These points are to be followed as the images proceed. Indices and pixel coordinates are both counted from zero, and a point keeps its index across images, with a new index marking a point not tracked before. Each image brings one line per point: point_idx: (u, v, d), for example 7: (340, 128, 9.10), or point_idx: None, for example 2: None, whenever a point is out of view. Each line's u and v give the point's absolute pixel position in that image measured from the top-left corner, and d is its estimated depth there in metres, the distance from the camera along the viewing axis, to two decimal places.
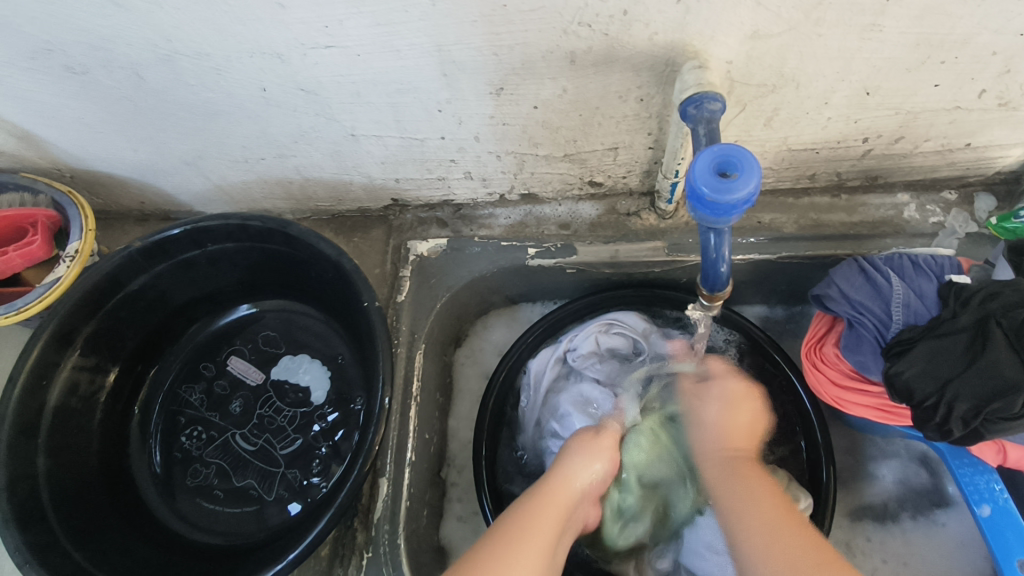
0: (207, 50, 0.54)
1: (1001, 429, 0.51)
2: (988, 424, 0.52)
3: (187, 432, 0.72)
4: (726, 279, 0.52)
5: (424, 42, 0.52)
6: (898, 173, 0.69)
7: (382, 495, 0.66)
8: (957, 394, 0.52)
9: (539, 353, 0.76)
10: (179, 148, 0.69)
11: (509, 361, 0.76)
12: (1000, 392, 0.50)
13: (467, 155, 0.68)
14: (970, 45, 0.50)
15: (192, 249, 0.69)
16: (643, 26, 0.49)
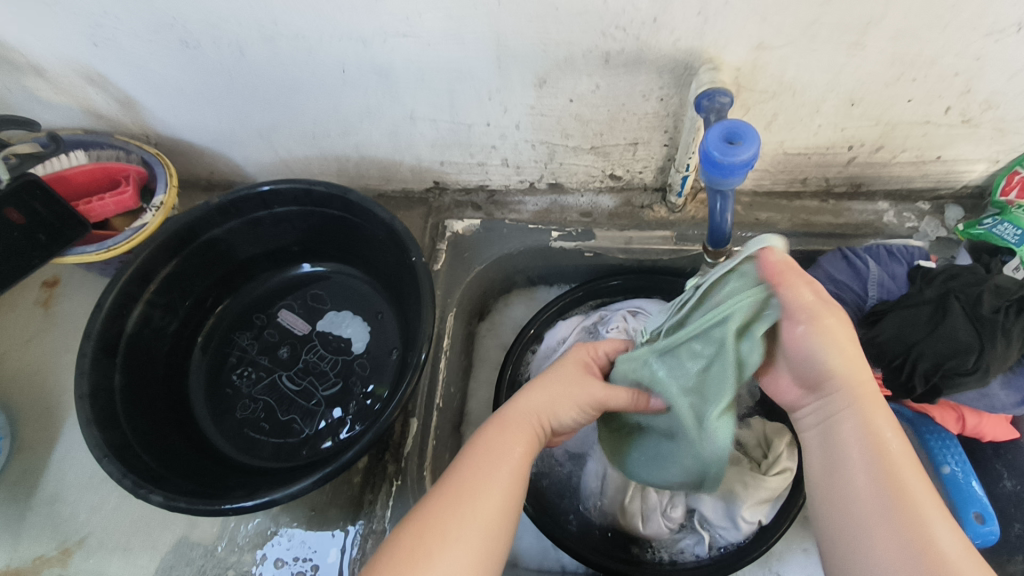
0: (305, 33, 0.65)
1: (957, 385, 0.60)
2: (946, 381, 0.60)
3: (239, 371, 0.80)
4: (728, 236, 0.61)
5: (486, 35, 0.63)
6: (878, 182, 0.79)
7: (412, 433, 0.74)
8: (921, 354, 0.61)
9: (568, 318, 0.87)
10: (258, 121, 0.79)
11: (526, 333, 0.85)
12: (954, 351, 0.59)
13: (506, 142, 0.79)
14: (937, 66, 0.61)
15: (260, 210, 0.79)
16: (668, 32, 0.60)
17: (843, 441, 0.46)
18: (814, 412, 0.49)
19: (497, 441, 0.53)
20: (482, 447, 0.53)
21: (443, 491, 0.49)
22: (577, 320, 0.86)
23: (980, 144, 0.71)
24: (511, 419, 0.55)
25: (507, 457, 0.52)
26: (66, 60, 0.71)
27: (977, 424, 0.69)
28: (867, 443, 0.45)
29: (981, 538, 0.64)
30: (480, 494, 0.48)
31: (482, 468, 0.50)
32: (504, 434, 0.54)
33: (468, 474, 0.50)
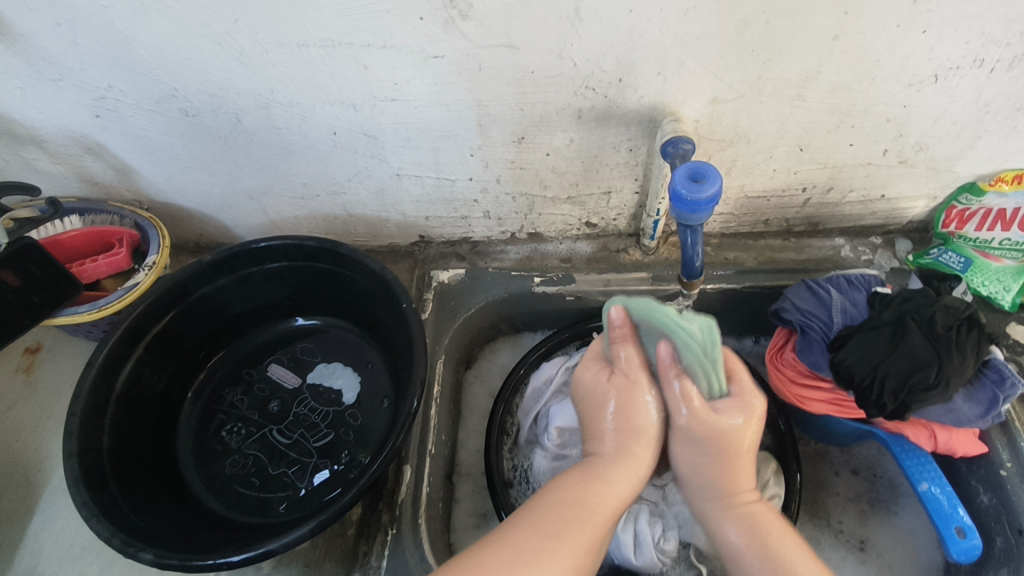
0: (300, 101, 0.70)
1: (922, 400, 0.64)
2: (913, 397, 0.64)
3: (228, 427, 0.80)
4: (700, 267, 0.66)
5: (469, 98, 0.69)
6: (833, 220, 0.86)
7: (405, 480, 0.75)
8: (886, 373, 0.65)
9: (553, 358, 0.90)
10: (250, 183, 0.83)
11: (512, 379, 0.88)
12: (917, 367, 0.64)
13: (488, 196, 0.84)
14: (870, 114, 0.68)
15: (252, 266, 0.81)
16: (633, 91, 0.67)
17: (745, 549, 0.55)
18: (718, 522, 0.58)
19: (562, 503, 0.55)
20: (546, 507, 0.55)
21: (493, 551, 0.52)
22: (561, 360, 0.88)
23: (918, 183, 0.79)
24: (587, 477, 0.57)
25: (572, 519, 0.54)
26: (67, 132, 0.74)
27: (947, 439, 0.71)
28: (769, 550, 0.54)
29: (963, 553, 0.67)
30: (530, 562, 0.51)
31: (539, 534, 0.53)
32: (574, 490, 0.56)
33: (528, 533, 0.53)
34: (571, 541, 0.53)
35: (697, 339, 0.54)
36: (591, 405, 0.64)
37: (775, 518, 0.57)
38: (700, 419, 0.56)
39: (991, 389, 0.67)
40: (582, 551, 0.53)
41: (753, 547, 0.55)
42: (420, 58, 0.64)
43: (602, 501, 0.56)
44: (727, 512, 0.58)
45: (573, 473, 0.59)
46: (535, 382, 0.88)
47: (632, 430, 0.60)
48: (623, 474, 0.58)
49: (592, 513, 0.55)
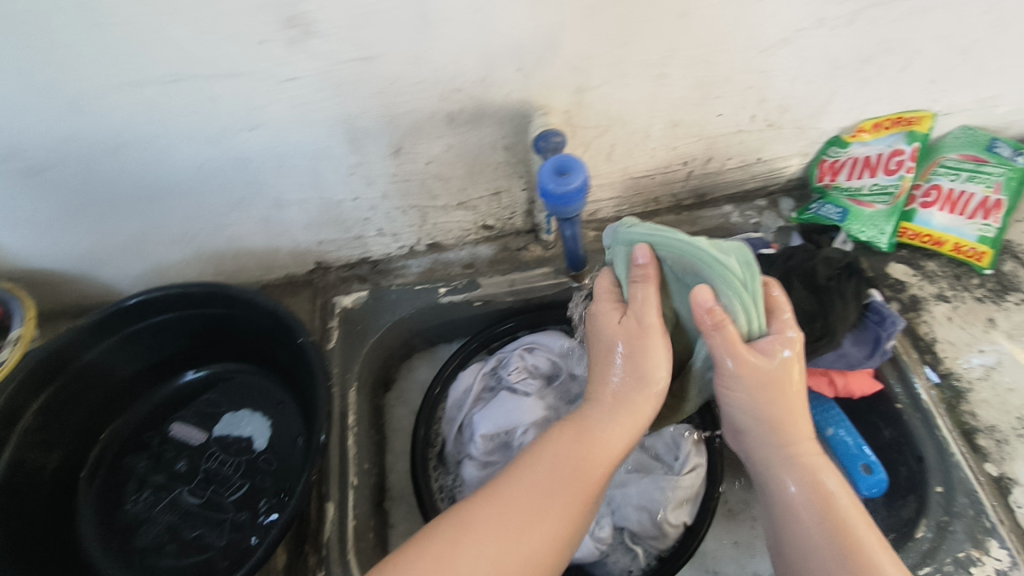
0: (152, 141, 0.65)
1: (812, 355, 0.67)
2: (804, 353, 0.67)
3: (133, 498, 0.74)
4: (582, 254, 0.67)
5: (335, 115, 0.65)
6: (719, 189, 0.89)
7: (330, 517, 0.72)
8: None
9: (468, 366, 0.89)
10: (120, 236, 0.77)
11: (426, 406, 0.85)
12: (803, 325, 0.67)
13: (378, 213, 0.81)
14: (732, 83, 0.70)
15: (135, 323, 0.75)
16: (500, 88, 0.65)
17: (803, 503, 0.56)
18: (777, 470, 0.58)
19: (552, 467, 0.57)
20: (540, 462, 0.57)
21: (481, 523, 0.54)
22: (478, 366, 0.88)
23: (789, 143, 0.82)
24: (588, 431, 0.58)
25: (565, 481, 0.56)
26: None
27: (845, 382, 0.73)
28: (825, 502, 0.55)
29: (870, 487, 0.70)
30: (518, 528, 0.54)
31: (534, 493, 0.55)
32: (574, 446, 0.57)
33: (523, 495, 0.55)
34: (557, 508, 0.55)
35: (736, 272, 0.55)
36: (598, 347, 0.61)
37: (835, 471, 0.57)
38: (750, 375, 0.55)
39: (874, 329, 0.70)
40: (568, 518, 0.55)
41: (813, 501, 0.55)
42: (272, 81, 0.61)
43: (592, 469, 0.57)
44: (789, 460, 0.57)
45: (571, 423, 0.59)
46: (455, 393, 0.87)
47: (637, 382, 0.58)
48: (619, 431, 0.57)
49: (586, 471, 0.56)
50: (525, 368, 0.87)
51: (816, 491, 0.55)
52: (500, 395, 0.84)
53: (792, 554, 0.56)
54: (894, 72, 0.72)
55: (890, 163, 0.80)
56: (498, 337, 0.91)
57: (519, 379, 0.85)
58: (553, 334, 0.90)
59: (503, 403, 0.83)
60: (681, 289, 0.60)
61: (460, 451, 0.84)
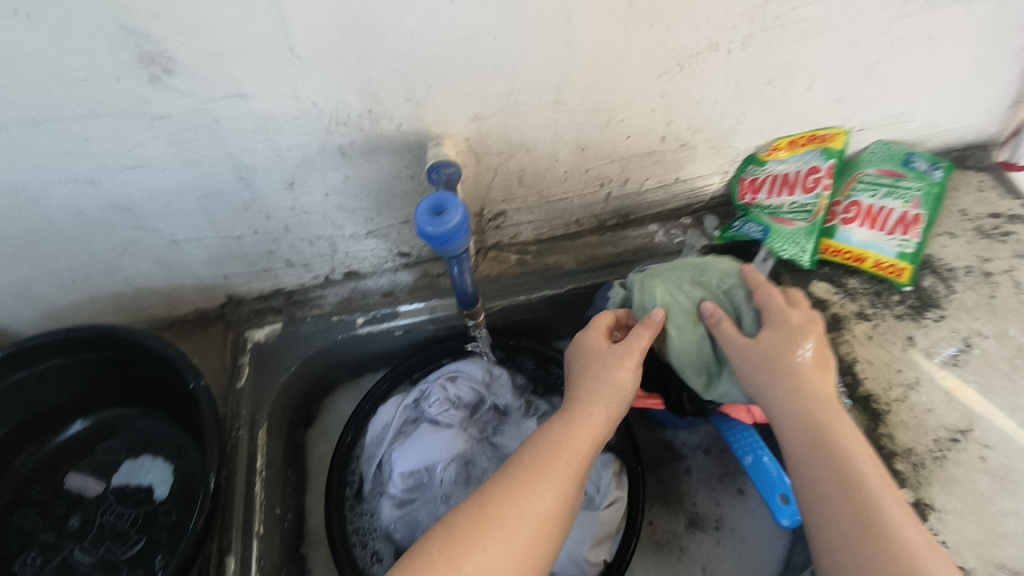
0: (18, 184, 0.61)
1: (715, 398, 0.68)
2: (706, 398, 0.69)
3: (22, 559, 0.70)
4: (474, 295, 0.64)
5: (216, 152, 0.63)
6: (642, 209, 0.87)
7: (230, 573, 0.68)
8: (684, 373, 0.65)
9: (388, 401, 0.85)
10: (3, 280, 0.73)
11: (340, 448, 0.81)
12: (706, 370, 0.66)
13: (283, 245, 0.78)
14: (635, 106, 0.68)
15: (19, 371, 0.71)
16: (389, 120, 0.63)
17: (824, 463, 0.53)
18: (794, 432, 0.55)
19: (535, 448, 0.56)
20: (527, 452, 0.55)
21: (478, 505, 0.51)
22: (399, 399, 0.85)
23: (706, 162, 0.80)
24: (575, 416, 0.57)
25: (555, 460, 0.54)
26: None
27: (764, 410, 0.72)
28: (833, 447, 0.53)
29: (791, 518, 0.68)
30: (520, 505, 0.51)
31: (527, 477, 0.53)
32: (566, 430, 0.56)
33: (515, 479, 0.53)
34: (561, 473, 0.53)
35: (722, 264, 0.69)
36: (580, 364, 0.63)
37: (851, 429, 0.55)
38: (783, 343, 0.59)
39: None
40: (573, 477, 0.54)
41: (831, 454, 0.53)
42: (139, 120, 0.57)
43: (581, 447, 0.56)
44: (809, 422, 0.55)
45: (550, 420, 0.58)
46: (373, 431, 0.84)
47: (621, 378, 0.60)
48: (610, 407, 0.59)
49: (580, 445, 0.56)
50: (447, 399, 0.83)
51: (832, 440, 0.53)
52: (419, 428, 0.81)
53: (808, 514, 0.52)
54: (799, 93, 0.71)
55: (807, 181, 0.77)
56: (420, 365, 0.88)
57: (441, 412, 0.82)
58: (474, 361, 0.87)
59: (423, 438, 0.80)
60: (692, 288, 0.67)
61: (379, 490, 0.81)
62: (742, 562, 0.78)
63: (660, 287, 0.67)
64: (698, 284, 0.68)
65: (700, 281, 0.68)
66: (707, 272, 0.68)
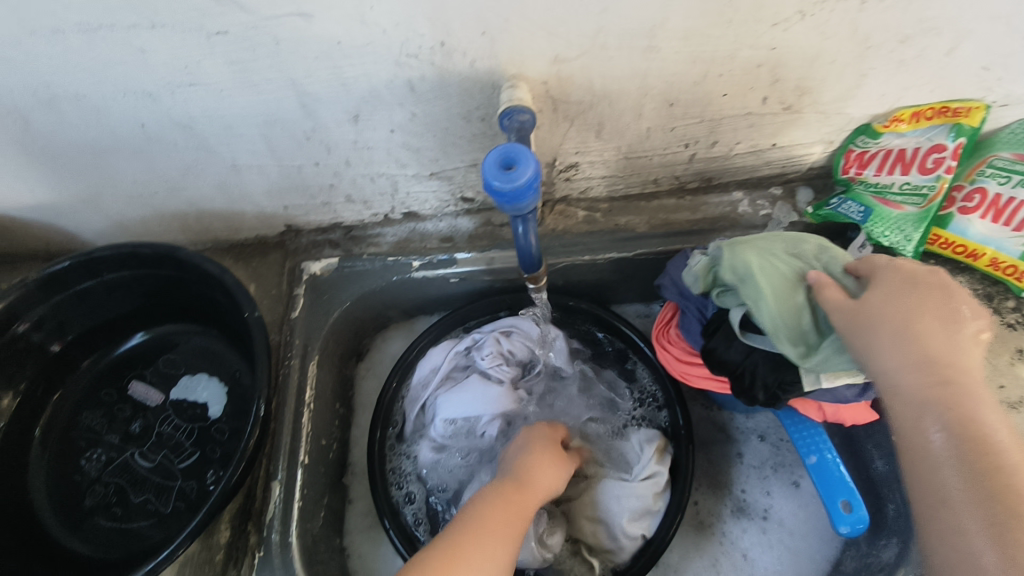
0: (84, 94, 0.60)
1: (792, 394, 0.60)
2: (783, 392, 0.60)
3: (87, 455, 0.74)
4: (538, 258, 0.60)
5: (279, 77, 0.59)
6: (728, 175, 0.79)
7: (275, 497, 0.70)
8: (756, 363, 0.60)
9: (440, 344, 0.83)
10: (74, 187, 0.74)
11: (383, 401, 0.81)
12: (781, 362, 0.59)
13: (344, 179, 0.76)
14: (737, 59, 0.60)
15: (87, 279, 0.73)
16: (461, 55, 0.58)
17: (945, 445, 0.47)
18: (915, 411, 0.49)
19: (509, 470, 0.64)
20: (480, 506, 0.58)
21: (469, 526, 0.55)
22: (451, 344, 0.83)
23: (810, 129, 0.71)
24: (521, 487, 0.61)
25: (505, 519, 0.57)
26: None
27: (835, 411, 0.66)
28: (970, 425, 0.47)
29: (850, 526, 0.64)
30: (471, 552, 0.53)
31: (479, 526, 0.55)
32: (512, 497, 0.59)
33: (466, 530, 0.55)
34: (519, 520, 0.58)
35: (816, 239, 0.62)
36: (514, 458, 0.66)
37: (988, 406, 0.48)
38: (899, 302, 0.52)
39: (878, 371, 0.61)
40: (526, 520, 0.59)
41: (963, 446, 0.46)
42: (201, 36, 0.54)
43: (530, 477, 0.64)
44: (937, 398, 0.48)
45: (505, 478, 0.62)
46: (421, 374, 0.82)
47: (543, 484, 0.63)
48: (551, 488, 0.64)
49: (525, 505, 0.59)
50: (501, 353, 0.80)
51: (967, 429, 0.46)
52: (471, 381, 0.78)
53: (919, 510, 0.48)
54: (937, 56, 0.60)
55: (926, 161, 0.68)
56: (476, 314, 0.86)
57: (493, 365, 0.79)
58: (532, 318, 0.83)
59: (472, 388, 0.77)
60: (785, 257, 0.60)
61: (421, 432, 0.81)
62: (788, 558, 0.75)
63: (752, 251, 0.60)
64: (793, 254, 0.60)
65: (793, 250, 0.61)
66: (803, 243, 0.61)
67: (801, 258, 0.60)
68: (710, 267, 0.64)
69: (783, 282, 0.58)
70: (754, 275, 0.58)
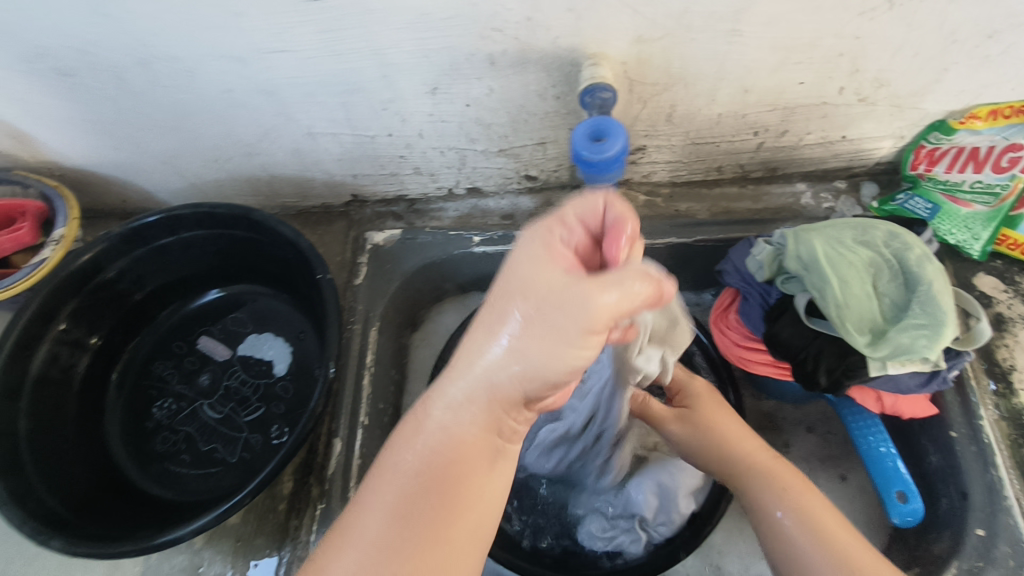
0: (180, 55, 0.62)
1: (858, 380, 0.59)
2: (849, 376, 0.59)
3: (159, 403, 0.78)
4: None
5: (366, 47, 0.61)
6: (793, 165, 0.79)
7: (336, 453, 0.73)
8: (821, 348, 0.60)
9: None
10: (157, 147, 0.77)
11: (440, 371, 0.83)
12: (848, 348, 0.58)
13: (414, 151, 0.77)
14: (819, 47, 0.60)
15: (166, 236, 0.77)
16: (544, 30, 0.58)
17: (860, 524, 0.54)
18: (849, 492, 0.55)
19: (421, 493, 0.43)
20: (398, 487, 0.44)
21: (410, 522, 0.43)
22: None
23: (883, 122, 0.71)
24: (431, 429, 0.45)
25: (438, 483, 0.44)
26: None
27: (894, 402, 0.66)
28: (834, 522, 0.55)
29: (902, 517, 0.65)
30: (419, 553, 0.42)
31: (411, 518, 0.43)
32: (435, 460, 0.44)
33: (399, 538, 0.42)
34: (467, 458, 0.44)
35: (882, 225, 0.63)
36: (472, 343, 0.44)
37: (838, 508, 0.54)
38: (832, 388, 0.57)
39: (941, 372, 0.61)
40: (496, 447, 0.46)
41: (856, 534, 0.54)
42: (298, 3, 0.55)
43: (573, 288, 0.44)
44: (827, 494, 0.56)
45: (380, 477, 0.45)
46: None
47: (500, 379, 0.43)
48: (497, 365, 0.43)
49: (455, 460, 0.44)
50: None
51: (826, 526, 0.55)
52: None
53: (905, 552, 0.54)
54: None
55: (1000, 160, 0.67)
56: None
57: None
58: None
59: None
60: (853, 244, 0.61)
61: None
62: None
63: (818, 239, 0.61)
64: (863, 242, 0.61)
65: (863, 238, 0.61)
66: (871, 230, 0.61)
67: (869, 245, 0.61)
68: (773, 254, 0.65)
69: (856, 271, 0.59)
70: (821, 263, 0.59)
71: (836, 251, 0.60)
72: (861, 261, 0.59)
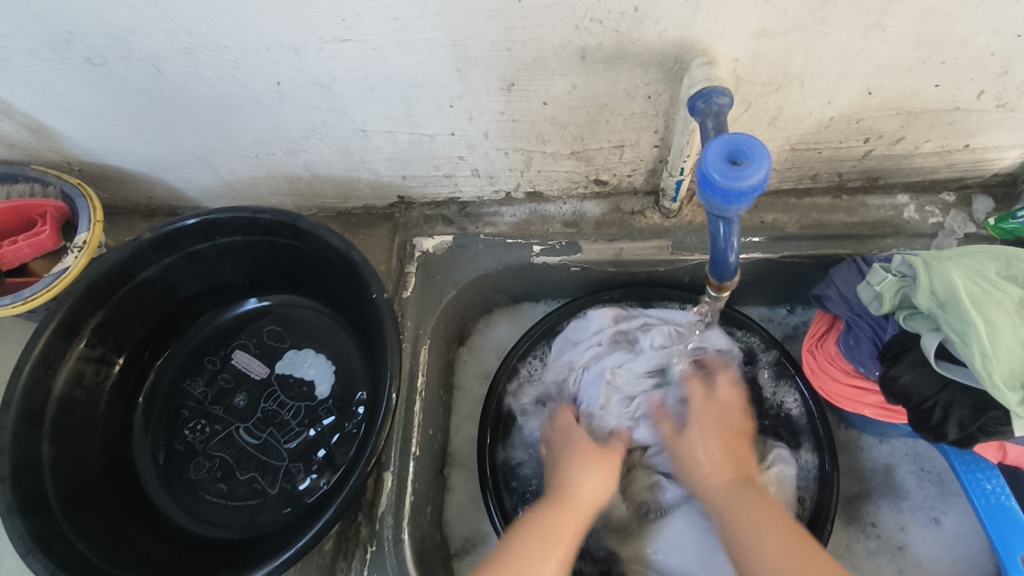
0: (226, 43, 0.54)
1: (996, 433, 0.52)
2: (986, 429, 0.52)
3: (191, 426, 0.71)
4: (732, 266, 0.54)
5: (440, 37, 0.53)
6: (898, 174, 0.71)
7: (386, 488, 0.66)
8: (952, 399, 0.52)
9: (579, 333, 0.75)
10: (190, 142, 0.69)
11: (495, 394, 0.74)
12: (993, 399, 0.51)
13: (475, 152, 0.69)
14: (970, 46, 0.51)
15: (200, 243, 0.69)
16: (653, 23, 0.50)
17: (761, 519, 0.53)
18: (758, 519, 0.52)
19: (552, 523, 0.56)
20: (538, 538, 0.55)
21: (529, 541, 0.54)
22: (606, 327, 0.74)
23: (1016, 130, 0.62)
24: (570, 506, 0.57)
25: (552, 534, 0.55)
26: None
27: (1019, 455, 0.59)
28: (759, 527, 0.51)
29: None
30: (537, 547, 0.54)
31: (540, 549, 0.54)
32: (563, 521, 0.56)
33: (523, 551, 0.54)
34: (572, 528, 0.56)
35: None
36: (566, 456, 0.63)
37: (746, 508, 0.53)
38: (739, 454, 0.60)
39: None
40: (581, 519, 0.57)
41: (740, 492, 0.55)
42: None
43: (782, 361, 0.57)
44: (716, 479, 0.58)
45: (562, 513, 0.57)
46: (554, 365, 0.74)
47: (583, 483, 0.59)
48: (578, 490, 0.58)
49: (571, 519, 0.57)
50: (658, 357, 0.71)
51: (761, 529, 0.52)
52: None
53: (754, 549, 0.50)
54: None
55: None
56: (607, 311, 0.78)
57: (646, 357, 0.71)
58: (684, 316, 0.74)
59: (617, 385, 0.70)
60: (999, 280, 0.53)
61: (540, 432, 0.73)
62: None
63: (956, 272, 0.53)
64: (1009, 279, 0.53)
65: (1011, 274, 0.53)
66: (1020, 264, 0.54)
67: (1017, 281, 0.53)
68: (897, 285, 0.57)
69: (1006, 312, 0.51)
70: (962, 302, 0.51)
71: (982, 288, 0.52)
72: (1014, 300, 0.51)
